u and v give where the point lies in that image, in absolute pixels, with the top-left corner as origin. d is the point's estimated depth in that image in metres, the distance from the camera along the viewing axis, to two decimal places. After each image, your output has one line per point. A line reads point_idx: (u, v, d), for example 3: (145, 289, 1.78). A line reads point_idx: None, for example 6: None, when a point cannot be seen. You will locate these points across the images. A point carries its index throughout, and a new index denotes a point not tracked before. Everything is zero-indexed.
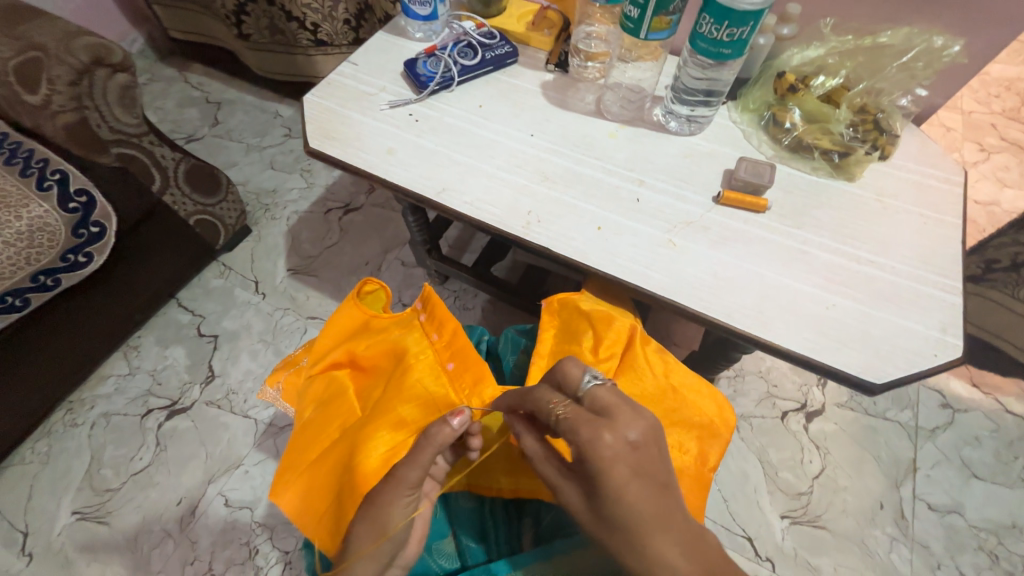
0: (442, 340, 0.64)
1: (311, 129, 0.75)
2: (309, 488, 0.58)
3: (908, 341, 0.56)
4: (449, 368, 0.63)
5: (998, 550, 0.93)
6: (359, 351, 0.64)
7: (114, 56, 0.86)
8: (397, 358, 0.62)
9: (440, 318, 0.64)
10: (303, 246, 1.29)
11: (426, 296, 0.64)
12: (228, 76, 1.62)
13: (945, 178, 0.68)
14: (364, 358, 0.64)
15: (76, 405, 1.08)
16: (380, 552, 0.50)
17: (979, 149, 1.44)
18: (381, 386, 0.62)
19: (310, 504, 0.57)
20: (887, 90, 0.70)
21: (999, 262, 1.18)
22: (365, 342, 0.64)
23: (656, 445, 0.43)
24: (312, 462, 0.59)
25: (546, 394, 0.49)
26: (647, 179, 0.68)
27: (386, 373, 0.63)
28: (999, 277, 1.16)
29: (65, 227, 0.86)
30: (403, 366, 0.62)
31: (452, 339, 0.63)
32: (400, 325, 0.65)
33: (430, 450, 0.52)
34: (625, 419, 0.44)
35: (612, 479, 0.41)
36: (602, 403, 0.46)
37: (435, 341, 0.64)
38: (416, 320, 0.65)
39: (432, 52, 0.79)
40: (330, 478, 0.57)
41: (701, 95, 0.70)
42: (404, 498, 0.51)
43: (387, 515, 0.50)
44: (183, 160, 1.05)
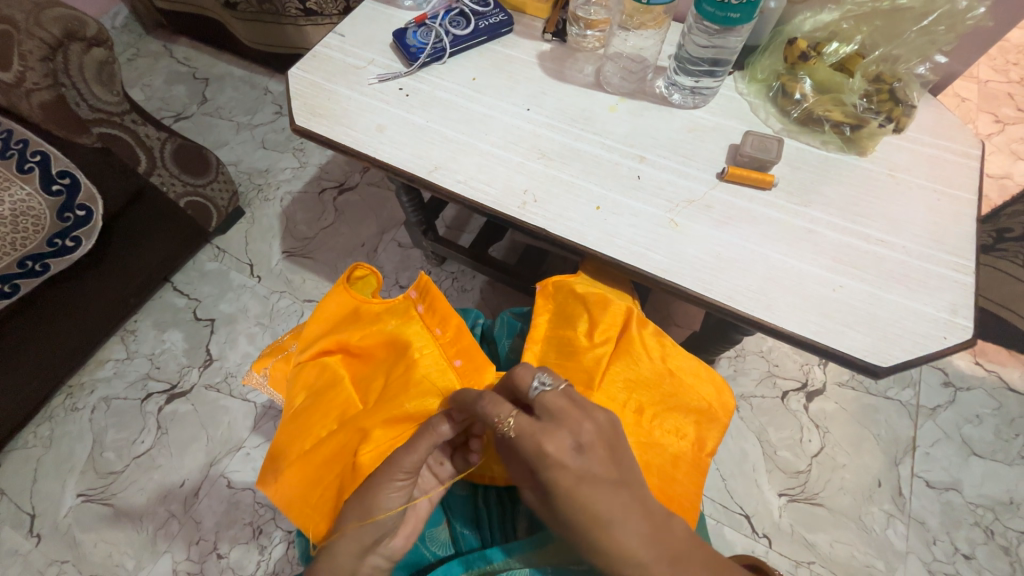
0: (446, 335, 0.62)
1: (297, 105, 0.71)
2: (298, 476, 0.57)
3: (916, 325, 0.54)
4: (456, 364, 0.62)
5: (994, 525, 0.94)
6: (353, 340, 0.63)
7: (88, 29, 0.83)
8: (398, 350, 0.62)
9: (443, 312, 0.63)
10: (298, 227, 1.27)
11: (423, 285, 0.62)
12: (215, 50, 1.56)
13: (962, 151, 0.64)
14: (360, 348, 0.63)
15: (75, 389, 1.08)
16: (362, 531, 0.50)
17: (994, 120, 1.38)
18: (380, 376, 0.62)
19: (300, 490, 0.57)
20: (904, 57, 0.65)
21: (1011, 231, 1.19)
22: (358, 332, 0.63)
23: (605, 447, 0.45)
24: (305, 453, 0.58)
25: (492, 406, 0.48)
26: (648, 155, 0.65)
27: (384, 365, 0.62)
28: (1010, 247, 1.17)
29: (50, 211, 0.83)
30: (404, 358, 0.61)
31: (456, 335, 0.62)
32: (395, 314, 0.63)
33: (429, 440, 0.52)
34: (575, 423, 0.45)
35: (565, 488, 0.43)
36: (551, 409, 0.46)
37: (439, 336, 0.62)
38: (413, 310, 0.63)
39: (422, 21, 0.75)
40: (324, 466, 0.57)
41: (706, 65, 0.66)
42: (397, 483, 0.51)
43: (379, 500, 0.50)
44: (169, 139, 1.02)
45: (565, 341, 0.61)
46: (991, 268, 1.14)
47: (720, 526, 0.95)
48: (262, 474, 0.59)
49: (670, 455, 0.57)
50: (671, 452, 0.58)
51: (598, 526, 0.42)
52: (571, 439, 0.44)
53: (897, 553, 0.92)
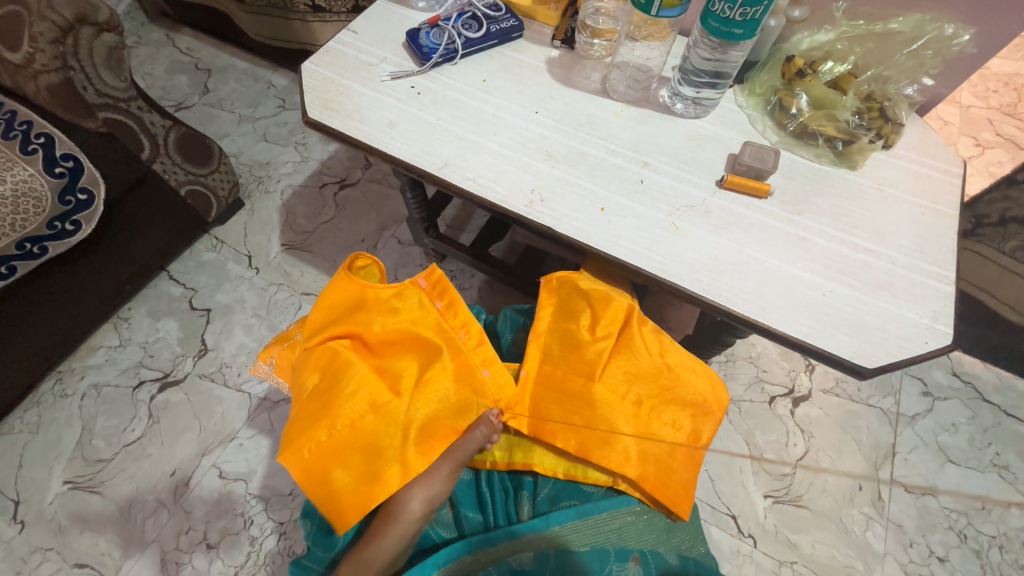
0: (468, 336, 0.65)
1: (310, 98, 0.72)
2: (325, 464, 0.57)
3: (899, 328, 0.57)
4: (484, 373, 0.64)
5: (967, 529, 0.98)
6: (374, 330, 0.63)
7: (100, 15, 0.83)
8: (427, 348, 0.63)
9: (462, 314, 0.66)
10: (298, 221, 1.27)
11: (435, 277, 0.66)
12: (219, 42, 1.56)
13: (945, 169, 0.68)
14: (379, 340, 0.63)
15: (65, 375, 1.07)
16: (426, 511, 0.58)
17: (974, 143, 1.45)
18: (405, 368, 0.62)
19: (329, 473, 0.57)
20: (894, 78, 0.69)
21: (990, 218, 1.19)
22: (376, 322, 0.63)
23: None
24: (329, 441, 0.58)
25: None
26: (651, 161, 0.68)
27: (404, 358, 0.63)
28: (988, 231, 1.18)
29: (51, 193, 0.83)
30: (432, 355, 0.63)
31: (479, 338, 0.65)
32: (412, 309, 0.65)
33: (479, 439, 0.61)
34: None
35: None
36: None
37: (462, 338, 0.65)
38: (432, 307, 0.66)
39: (435, 22, 0.77)
40: (355, 453, 0.58)
41: (708, 76, 0.69)
42: (451, 470, 0.60)
43: (438, 483, 0.59)
44: (174, 128, 1.01)
45: (568, 334, 0.63)
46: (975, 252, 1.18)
47: (708, 525, 0.97)
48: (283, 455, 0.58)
49: (666, 445, 0.60)
50: (667, 442, 0.60)
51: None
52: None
53: (875, 554, 0.95)
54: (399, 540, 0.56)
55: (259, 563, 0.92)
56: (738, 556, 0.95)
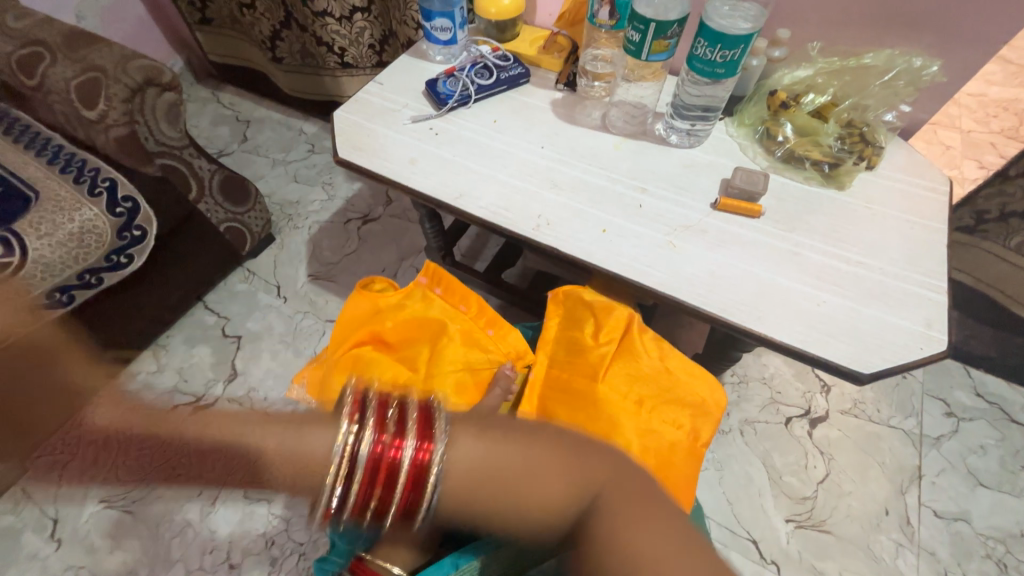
0: (470, 312, 0.74)
1: (340, 140, 0.82)
2: None
3: (895, 336, 0.59)
4: (488, 333, 0.72)
5: (1006, 558, 0.93)
6: (389, 326, 0.71)
7: (164, 77, 0.95)
8: (437, 326, 0.71)
9: (462, 293, 0.74)
10: (324, 253, 1.36)
11: (435, 271, 0.73)
12: (257, 96, 1.73)
13: (931, 187, 0.72)
14: (396, 333, 0.71)
15: (106, 400, 1.14)
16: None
17: (978, 166, 1.48)
18: (422, 350, 0.70)
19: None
20: (873, 106, 0.74)
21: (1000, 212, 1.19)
22: (392, 320, 0.71)
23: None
24: None
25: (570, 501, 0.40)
26: (648, 187, 0.74)
27: (423, 342, 0.70)
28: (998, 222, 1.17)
29: (111, 230, 0.93)
30: (444, 330, 0.70)
31: (479, 310, 0.74)
32: (419, 301, 0.73)
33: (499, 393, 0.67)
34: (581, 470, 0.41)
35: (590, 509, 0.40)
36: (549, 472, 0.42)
37: (464, 312, 0.74)
38: (434, 296, 0.73)
39: (451, 73, 0.86)
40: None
41: (699, 110, 0.75)
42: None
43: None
44: (218, 171, 1.12)
45: (572, 341, 0.67)
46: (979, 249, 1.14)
47: (728, 550, 0.95)
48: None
49: (667, 442, 0.62)
50: (669, 440, 0.62)
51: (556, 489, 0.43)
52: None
53: None
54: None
55: None
56: None
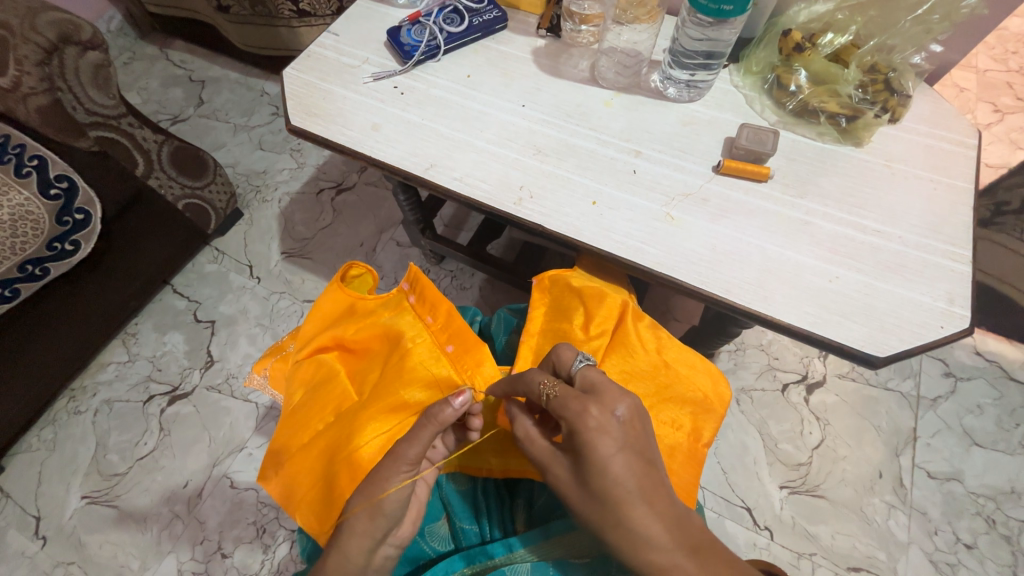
0: (437, 323, 0.62)
1: (292, 106, 0.71)
2: (298, 470, 0.58)
3: (912, 315, 0.54)
4: (449, 350, 0.61)
5: (995, 515, 0.94)
6: (349, 335, 0.63)
7: (83, 33, 0.83)
8: (392, 341, 0.62)
9: (432, 300, 0.62)
10: (297, 228, 1.27)
11: (412, 276, 0.62)
12: (211, 52, 1.56)
13: (958, 141, 0.64)
14: (355, 342, 0.63)
15: (78, 393, 1.09)
16: (375, 526, 0.50)
17: (993, 110, 1.38)
18: (377, 368, 0.62)
19: (300, 489, 0.57)
20: (899, 46, 0.65)
21: (1009, 204, 1.21)
22: (353, 326, 0.63)
23: (639, 422, 0.48)
24: (303, 445, 0.59)
25: (601, 442, 0.45)
26: (643, 149, 0.65)
27: (381, 356, 0.63)
28: (1007, 221, 1.19)
29: (49, 215, 0.83)
30: (396, 347, 0.61)
31: (447, 321, 0.62)
32: (388, 306, 0.63)
33: (432, 428, 0.53)
34: (612, 397, 0.48)
35: (600, 449, 0.45)
36: (590, 382, 0.50)
37: (431, 324, 0.62)
38: (406, 302, 0.63)
39: (416, 19, 0.75)
40: (320, 463, 0.57)
41: (701, 58, 0.65)
42: (403, 473, 0.52)
43: (384, 489, 0.51)
44: (166, 142, 1.02)
45: (562, 334, 0.62)
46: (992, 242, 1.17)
47: (722, 519, 0.95)
48: (263, 472, 0.60)
49: (667, 444, 0.58)
50: (668, 442, 0.58)
51: (651, 554, 0.43)
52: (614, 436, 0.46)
53: (899, 544, 0.92)
54: (348, 561, 0.49)
55: (273, 570, 0.93)
56: (754, 550, 0.92)
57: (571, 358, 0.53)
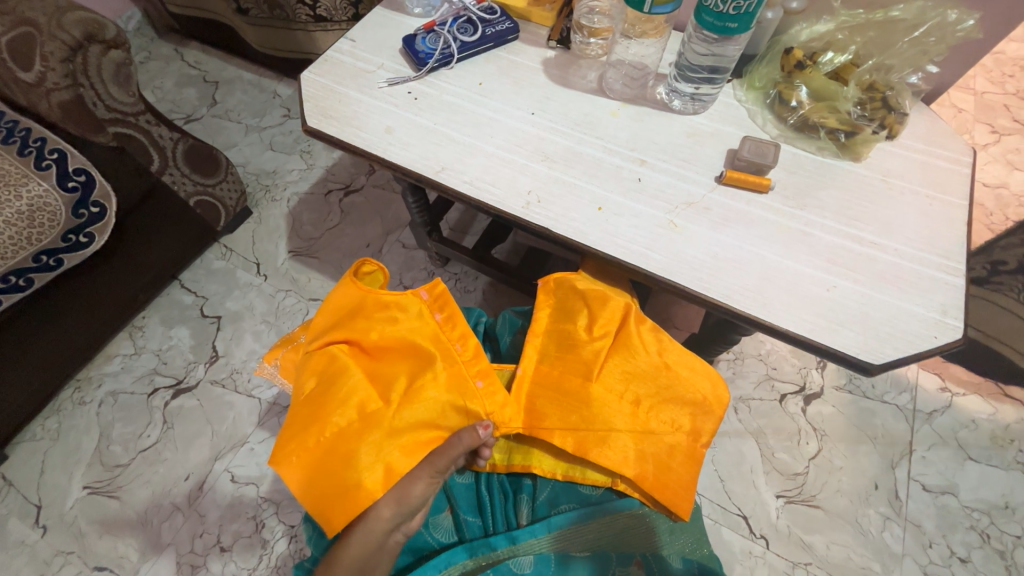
0: (466, 349, 0.66)
1: (309, 107, 0.74)
2: (315, 465, 0.58)
3: (907, 324, 0.56)
4: (478, 384, 0.64)
5: (990, 529, 0.95)
6: (371, 335, 0.64)
7: (107, 32, 0.85)
8: (419, 354, 0.64)
9: (461, 326, 0.67)
10: (305, 228, 1.29)
11: (439, 292, 0.67)
12: (226, 54, 1.59)
13: (953, 158, 0.66)
14: (376, 344, 0.64)
15: (83, 383, 1.10)
16: (397, 515, 0.56)
17: (990, 130, 1.42)
18: (398, 373, 0.63)
19: (314, 477, 0.58)
20: (897, 66, 0.67)
21: (1005, 264, 1.19)
22: (374, 329, 0.64)
23: None
24: (320, 440, 0.59)
25: None
26: (648, 159, 0.67)
27: (402, 363, 0.64)
28: (1004, 280, 1.17)
29: (65, 207, 0.85)
30: (423, 359, 0.64)
31: (476, 350, 0.66)
32: (413, 317, 0.65)
33: (459, 449, 0.60)
34: None
35: None
36: None
37: (460, 350, 0.66)
38: (432, 318, 0.66)
39: (431, 28, 0.77)
40: (338, 460, 0.58)
41: (706, 72, 0.68)
42: (430, 478, 0.59)
43: (412, 489, 0.58)
44: (181, 140, 1.04)
45: (565, 334, 0.63)
46: (986, 301, 1.15)
47: (718, 526, 0.96)
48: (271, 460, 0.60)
49: (666, 444, 0.60)
50: (667, 441, 0.60)
51: None
52: None
53: (894, 555, 0.93)
54: (369, 544, 0.54)
55: (270, 565, 0.93)
56: (750, 557, 0.93)
57: None
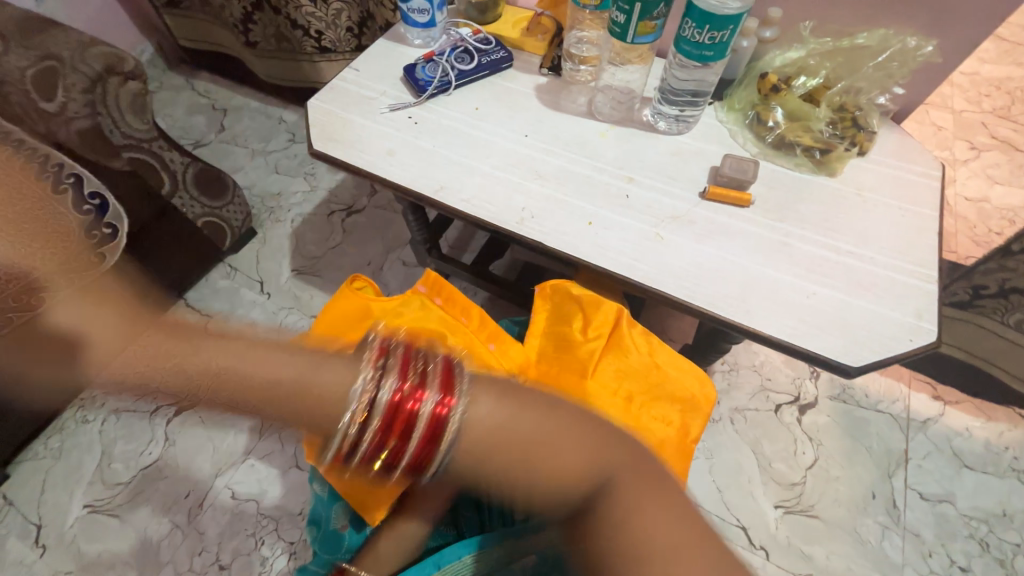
0: (471, 323, 0.70)
1: (315, 132, 0.78)
2: None
3: (884, 328, 0.58)
4: (490, 348, 0.68)
5: (989, 537, 0.95)
6: (380, 332, 0.68)
7: (126, 65, 0.91)
8: (429, 337, 0.68)
9: (462, 303, 0.70)
10: (308, 247, 1.33)
11: (433, 281, 0.71)
12: (234, 83, 1.66)
13: (923, 173, 0.70)
14: None
15: (87, 402, 1.11)
16: None
17: (969, 147, 1.47)
18: None
19: None
20: (866, 88, 0.72)
21: (987, 288, 1.02)
22: (382, 325, 0.68)
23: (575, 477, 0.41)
24: None
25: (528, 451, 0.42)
26: (636, 176, 0.71)
27: None
28: (987, 304, 1.04)
29: (79, 229, 0.89)
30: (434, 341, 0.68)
31: (481, 322, 0.69)
32: (417, 309, 0.70)
33: None
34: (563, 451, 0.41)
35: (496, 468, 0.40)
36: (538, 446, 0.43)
37: (465, 324, 0.70)
38: (433, 305, 0.72)
39: (430, 57, 0.82)
40: None
41: (688, 95, 0.73)
42: None
43: None
44: (191, 164, 1.09)
45: (561, 336, 0.66)
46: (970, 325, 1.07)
47: None
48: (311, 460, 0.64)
49: (657, 441, 0.61)
50: (658, 437, 0.62)
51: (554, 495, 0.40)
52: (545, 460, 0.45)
53: (894, 566, 0.93)
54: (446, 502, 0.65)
55: None
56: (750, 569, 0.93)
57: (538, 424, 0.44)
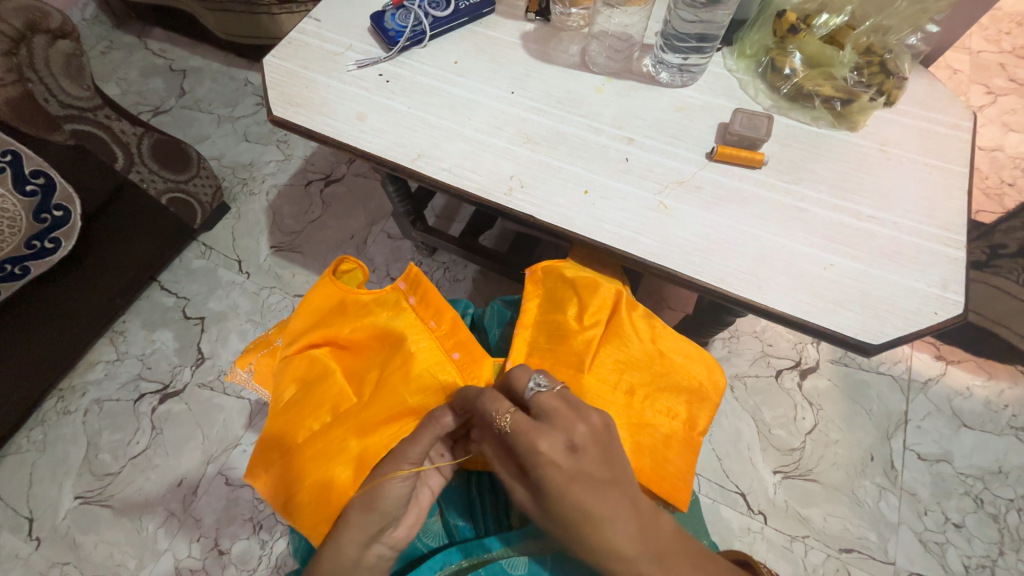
0: (442, 328, 0.62)
1: (274, 95, 0.69)
2: (291, 471, 0.58)
3: (906, 301, 0.54)
4: (455, 356, 0.62)
5: (983, 494, 0.96)
6: (344, 334, 0.63)
7: (52, 21, 0.79)
8: (392, 342, 0.62)
9: (435, 304, 0.63)
10: (286, 222, 1.25)
11: (413, 276, 0.62)
12: (191, 41, 1.51)
13: (953, 124, 0.63)
14: (350, 341, 0.63)
15: (66, 393, 1.07)
16: (367, 520, 0.51)
17: (986, 92, 1.38)
18: (374, 369, 0.62)
19: (291, 483, 0.57)
20: (895, 27, 0.63)
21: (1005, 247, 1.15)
22: (349, 325, 0.63)
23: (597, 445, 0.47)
24: (295, 446, 0.59)
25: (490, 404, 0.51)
26: (636, 136, 0.64)
27: (377, 356, 0.63)
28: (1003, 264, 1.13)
29: (25, 213, 0.80)
30: (398, 349, 0.61)
31: (452, 328, 0.62)
32: (386, 305, 0.62)
33: (432, 429, 0.54)
34: (567, 421, 0.47)
35: (553, 481, 0.45)
36: (545, 408, 0.49)
37: (435, 329, 0.63)
38: (405, 303, 0.63)
39: (400, 3, 0.72)
40: (311, 464, 0.57)
41: (694, 41, 0.64)
42: (403, 472, 0.52)
43: (383, 492, 0.52)
44: (146, 135, 0.99)
45: (555, 326, 0.61)
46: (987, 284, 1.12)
47: (717, 505, 0.96)
48: (248, 469, 0.62)
49: (662, 435, 0.58)
50: (662, 432, 0.59)
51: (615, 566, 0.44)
52: (566, 439, 0.46)
53: (889, 524, 0.94)
54: (342, 555, 0.50)
55: (271, 566, 0.93)
56: (749, 534, 0.94)
57: (525, 382, 0.52)
